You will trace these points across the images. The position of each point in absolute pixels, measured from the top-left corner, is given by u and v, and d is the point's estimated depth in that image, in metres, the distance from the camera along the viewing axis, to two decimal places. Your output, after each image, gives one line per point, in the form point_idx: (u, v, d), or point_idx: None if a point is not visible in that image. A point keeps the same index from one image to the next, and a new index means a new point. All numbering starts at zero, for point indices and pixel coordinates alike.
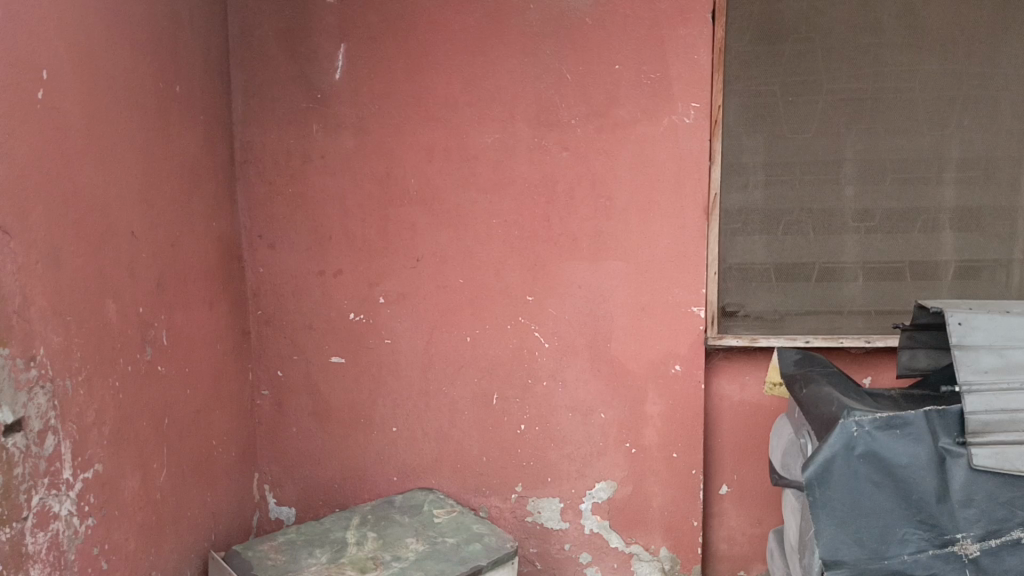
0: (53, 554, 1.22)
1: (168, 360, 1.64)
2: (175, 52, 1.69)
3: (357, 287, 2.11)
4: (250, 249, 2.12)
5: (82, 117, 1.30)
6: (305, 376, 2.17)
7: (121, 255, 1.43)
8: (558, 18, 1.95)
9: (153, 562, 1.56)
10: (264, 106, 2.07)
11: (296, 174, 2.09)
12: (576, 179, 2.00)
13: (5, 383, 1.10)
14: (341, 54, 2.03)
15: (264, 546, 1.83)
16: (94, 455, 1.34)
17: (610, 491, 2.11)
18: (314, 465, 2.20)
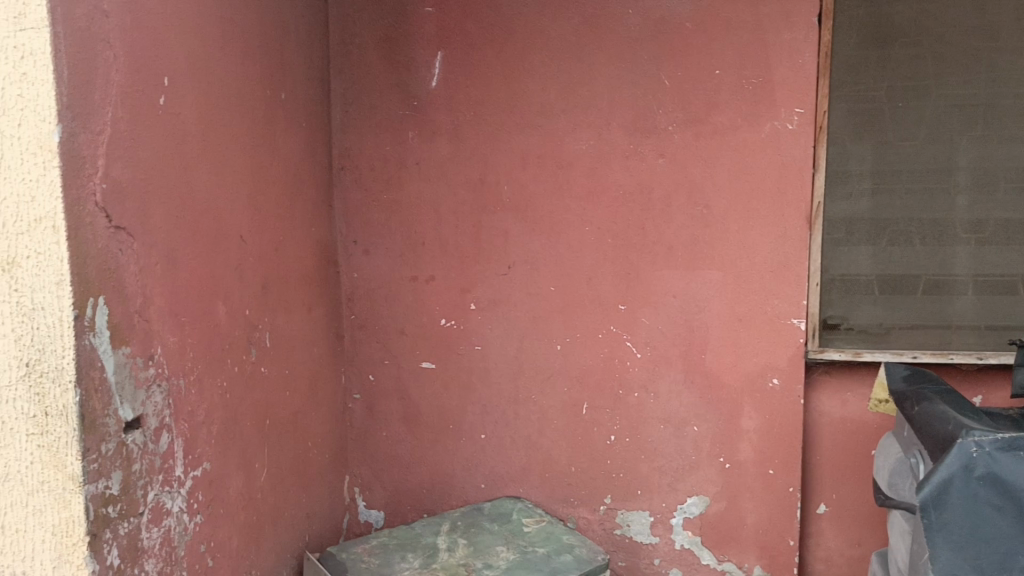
0: (166, 549, 1.25)
1: (270, 362, 1.68)
2: (281, 60, 1.73)
3: (449, 293, 2.12)
4: (345, 255, 2.16)
5: (198, 123, 1.33)
6: (396, 381, 2.18)
7: (230, 258, 1.46)
8: (658, 22, 1.92)
9: (252, 561, 1.59)
10: (363, 113, 2.10)
11: (392, 180, 2.11)
12: (672, 186, 1.96)
13: (126, 381, 1.13)
14: (438, 62, 2.05)
15: (358, 548, 1.86)
16: (203, 453, 1.37)
17: (702, 506, 2.05)
18: (403, 470, 2.22)
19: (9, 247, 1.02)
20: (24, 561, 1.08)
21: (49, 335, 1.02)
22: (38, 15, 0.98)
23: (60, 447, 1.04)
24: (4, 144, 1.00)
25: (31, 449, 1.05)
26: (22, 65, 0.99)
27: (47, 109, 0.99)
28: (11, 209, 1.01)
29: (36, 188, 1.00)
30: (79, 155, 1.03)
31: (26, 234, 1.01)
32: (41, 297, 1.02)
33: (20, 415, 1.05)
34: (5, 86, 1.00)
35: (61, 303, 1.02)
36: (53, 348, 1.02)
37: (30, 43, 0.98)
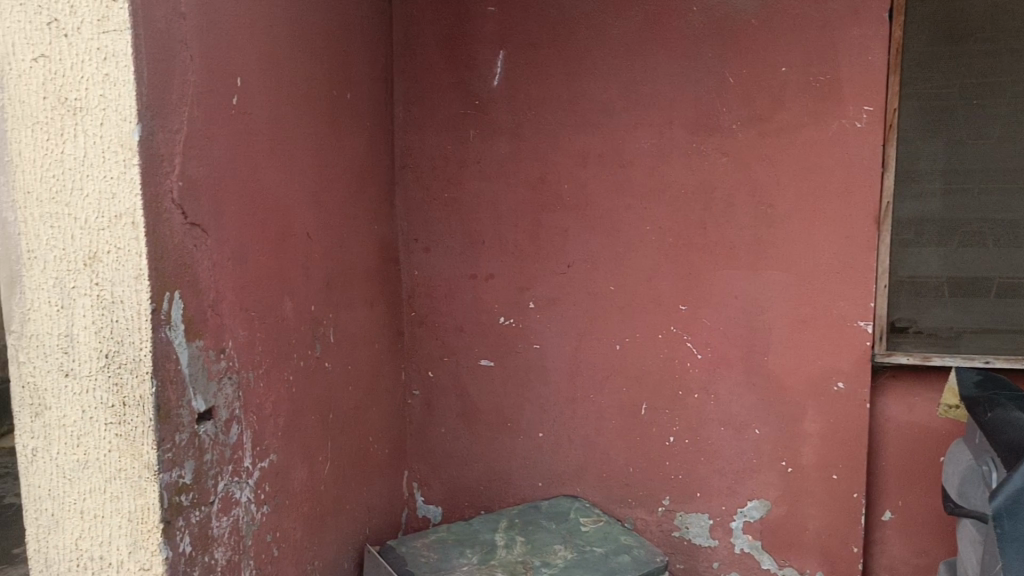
0: (234, 538, 1.28)
1: (333, 357, 1.71)
2: (346, 60, 1.76)
3: (509, 291, 2.12)
4: (406, 252, 2.18)
5: (268, 122, 1.36)
6: (455, 378, 2.20)
7: (296, 255, 1.49)
8: (722, 20, 1.90)
9: (315, 552, 1.62)
10: (424, 112, 2.12)
11: (453, 179, 2.12)
12: (735, 185, 1.94)
13: (199, 373, 1.16)
14: (499, 61, 2.06)
15: (417, 543, 1.88)
16: (269, 445, 1.40)
17: (763, 510, 2.02)
18: (461, 466, 2.23)
19: (92, 242, 1.05)
20: (101, 546, 1.11)
21: (128, 327, 1.06)
22: (120, 18, 1.01)
23: (136, 436, 1.07)
24: (87, 143, 1.04)
25: (109, 437, 1.09)
26: (104, 66, 1.02)
27: (127, 109, 1.02)
28: (94, 205, 1.05)
29: (117, 185, 1.04)
30: (157, 153, 1.06)
31: (107, 230, 1.05)
32: (121, 291, 1.05)
33: (99, 404, 1.08)
34: (88, 86, 1.03)
35: (140, 297, 1.05)
36: (132, 340, 1.06)
37: (112, 45, 1.02)
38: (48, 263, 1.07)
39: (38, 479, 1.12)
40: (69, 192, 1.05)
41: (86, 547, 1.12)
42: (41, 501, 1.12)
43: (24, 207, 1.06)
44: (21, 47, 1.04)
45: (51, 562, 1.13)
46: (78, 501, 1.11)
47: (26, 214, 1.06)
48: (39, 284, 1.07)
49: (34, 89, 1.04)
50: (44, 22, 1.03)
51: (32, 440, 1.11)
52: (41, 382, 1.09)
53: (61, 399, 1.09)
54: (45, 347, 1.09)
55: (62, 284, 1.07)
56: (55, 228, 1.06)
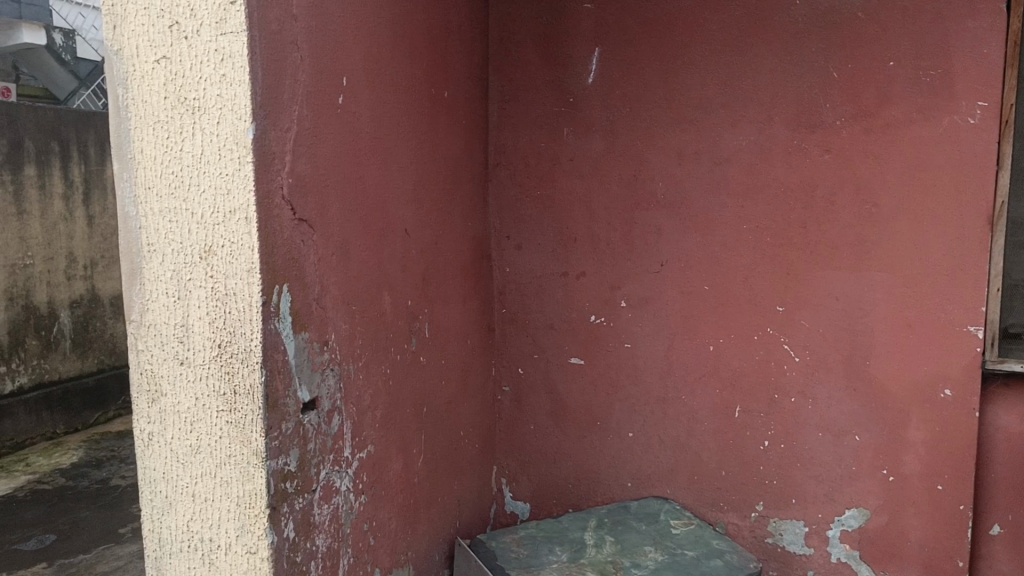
0: (334, 526, 1.31)
1: (428, 352, 1.73)
2: (445, 58, 1.78)
3: (601, 289, 2.12)
4: (498, 250, 2.20)
5: (371, 120, 1.39)
6: (545, 375, 2.21)
7: (395, 251, 1.52)
8: (827, 13, 1.84)
9: (409, 543, 1.65)
10: (518, 110, 2.14)
11: (546, 176, 2.13)
12: (838, 183, 1.88)
13: (304, 364, 1.20)
14: (595, 58, 2.05)
15: (507, 538, 1.91)
16: (368, 437, 1.43)
17: (861, 519, 1.96)
18: (550, 463, 2.24)
19: (207, 236, 1.10)
20: (211, 528, 1.16)
21: (240, 319, 1.10)
22: (237, 20, 1.05)
23: (246, 424, 1.11)
24: (204, 141, 1.08)
25: (221, 424, 1.13)
26: (222, 67, 1.06)
27: (243, 107, 1.06)
28: (209, 201, 1.09)
29: (232, 181, 1.08)
30: (269, 151, 1.10)
31: (222, 225, 1.09)
32: (234, 283, 1.09)
33: (212, 392, 1.13)
34: (206, 86, 1.07)
35: (251, 289, 1.09)
36: (243, 331, 1.10)
37: (229, 46, 1.05)
38: (167, 255, 1.12)
39: (154, 462, 1.18)
40: (187, 188, 1.10)
41: (197, 528, 1.17)
42: (155, 483, 1.18)
43: (145, 202, 1.11)
44: (145, 50, 1.09)
45: (164, 541, 1.19)
46: (190, 484, 1.16)
47: (147, 209, 1.12)
48: (159, 276, 1.13)
49: (156, 90, 1.10)
50: (166, 25, 1.09)
51: (149, 424, 1.17)
52: (158, 369, 1.15)
53: (176, 386, 1.14)
54: (162, 335, 1.14)
55: (179, 276, 1.12)
56: (174, 223, 1.11)
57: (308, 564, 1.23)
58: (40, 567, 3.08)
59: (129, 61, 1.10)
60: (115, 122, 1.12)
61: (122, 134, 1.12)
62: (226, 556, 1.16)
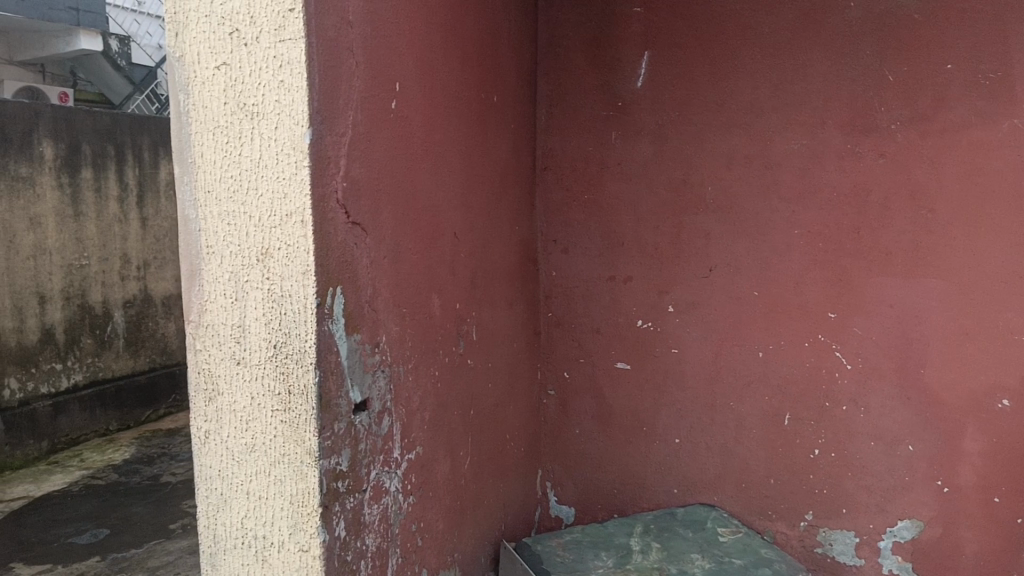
0: (384, 525, 1.33)
1: (475, 354, 1.74)
2: (495, 63, 1.79)
3: (648, 294, 2.11)
4: (545, 253, 2.21)
5: (422, 124, 1.40)
6: (591, 379, 2.20)
7: (445, 254, 1.53)
8: (882, 15, 1.82)
9: (455, 545, 1.66)
10: (567, 114, 2.14)
11: (593, 181, 2.13)
12: (892, 188, 1.84)
13: (356, 365, 1.21)
14: (644, 62, 2.04)
15: (552, 542, 1.92)
16: (416, 438, 1.44)
17: (915, 531, 1.92)
18: (595, 468, 2.23)
19: (264, 239, 1.12)
20: (264, 525, 1.18)
21: (295, 320, 1.12)
22: (296, 27, 1.07)
23: (300, 423, 1.14)
24: (263, 146, 1.11)
25: (275, 424, 1.15)
26: (281, 73, 1.08)
27: (301, 113, 1.08)
28: (267, 204, 1.11)
29: (289, 185, 1.10)
30: (325, 155, 1.11)
31: (279, 227, 1.11)
32: (290, 285, 1.12)
33: (267, 392, 1.15)
34: (265, 92, 1.10)
35: (307, 291, 1.11)
36: (299, 332, 1.12)
37: (288, 53, 1.07)
38: (225, 257, 1.15)
39: (209, 460, 1.20)
40: (245, 192, 1.13)
41: (250, 526, 1.19)
42: (211, 480, 1.21)
43: (205, 205, 1.14)
44: (206, 56, 1.12)
45: (219, 538, 1.21)
46: (244, 482, 1.18)
47: (206, 211, 1.14)
48: (216, 277, 1.15)
49: (216, 95, 1.12)
50: (227, 32, 1.11)
51: (206, 422, 1.19)
52: (215, 369, 1.18)
53: (232, 385, 1.17)
54: (219, 336, 1.17)
55: (237, 278, 1.14)
56: (232, 225, 1.14)
57: (358, 562, 1.24)
58: (94, 560, 3.16)
59: (191, 67, 1.13)
60: (176, 126, 1.15)
61: (183, 138, 1.15)
62: (279, 553, 1.18)
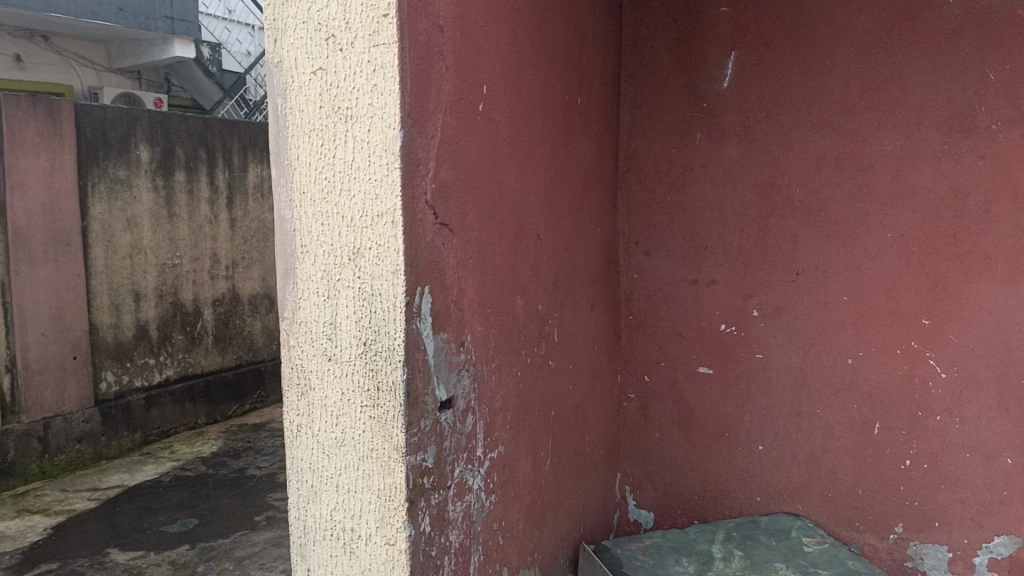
0: (467, 523, 1.34)
1: (557, 356, 1.75)
2: (580, 64, 1.79)
3: (732, 298, 2.08)
4: (626, 256, 2.20)
5: (508, 127, 1.42)
6: (672, 383, 2.18)
7: (528, 256, 1.54)
8: (984, 11, 1.75)
9: (535, 545, 1.66)
10: (651, 115, 2.13)
11: (677, 182, 2.11)
12: (992, 190, 1.77)
13: (442, 364, 1.23)
14: (730, 63, 2.02)
15: (633, 546, 1.91)
16: (499, 437, 1.46)
17: (1012, 547, 1.84)
18: (675, 473, 2.21)
19: (356, 238, 1.16)
20: (352, 518, 1.22)
21: (385, 318, 1.15)
22: (389, 32, 1.09)
23: (388, 420, 1.16)
24: (356, 148, 1.14)
25: (364, 419, 1.19)
26: (374, 77, 1.11)
27: (392, 115, 1.11)
28: (359, 206, 1.15)
29: (380, 187, 1.13)
30: (416, 157, 1.13)
31: (370, 228, 1.14)
32: (379, 284, 1.15)
33: (356, 387, 1.19)
34: (358, 96, 1.13)
35: (396, 290, 1.13)
36: (387, 330, 1.15)
37: (381, 57, 1.10)
38: (319, 257, 1.20)
39: (302, 452, 1.26)
40: (338, 193, 1.17)
41: (339, 518, 1.23)
42: (302, 472, 1.26)
43: (300, 206, 1.19)
44: (303, 62, 1.17)
45: (309, 528, 1.26)
46: (334, 475, 1.23)
47: (301, 212, 1.20)
48: (310, 276, 1.20)
49: (312, 99, 1.17)
50: (323, 38, 1.15)
51: (298, 416, 1.25)
52: (307, 364, 1.23)
53: (324, 380, 1.21)
54: (312, 332, 1.22)
55: (329, 277, 1.19)
56: (326, 226, 1.18)
57: (442, 558, 1.26)
58: (184, 548, 3.29)
59: (289, 73, 1.18)
60: (274, 130, 1.21)
61: (281, 142, 1.20)
62: (366, 546, 1.21)
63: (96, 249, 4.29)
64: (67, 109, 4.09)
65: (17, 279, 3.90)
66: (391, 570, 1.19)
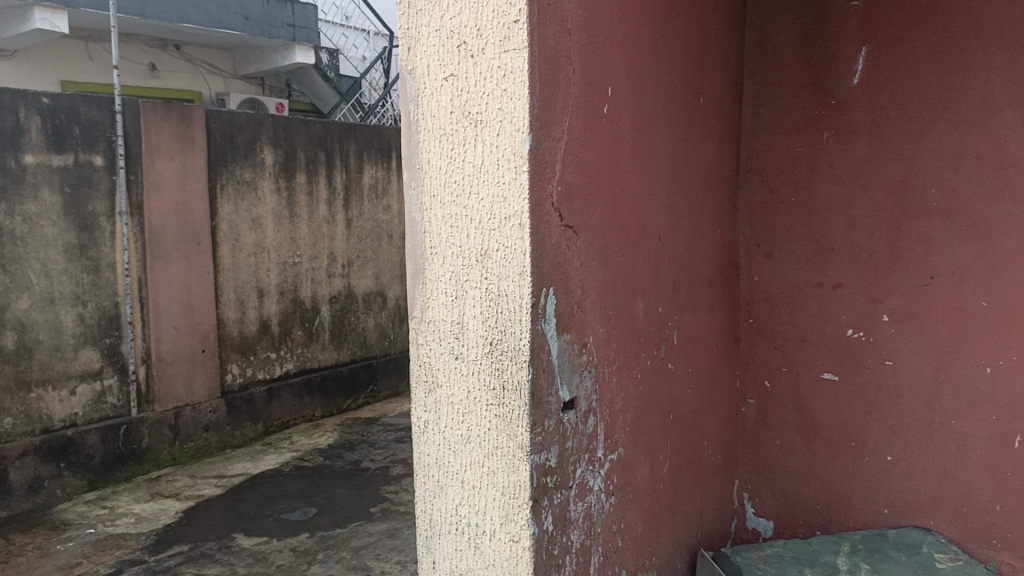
0: (587, 524, 1.35)
1: (676, 358, 1.73)
2: (702, 63, 1.77)
3: (860, 302, 2.00)
4: (747, 258, 2.16)
5: (631, 128, 1.41)
6: (794, 389, 2.12)
7: (648, 258, 1.53)
8: None
9: (653, 550, 1.65)
10: (775, 114, 2.08)
11: (802, 182, 2.05)
12: None
13: (565, 365, 1.24)
14: (861, 58, 1.95)
15: (753, 555, 1.89)
16: (618, 439, 1.46)
17: None
18: (796, 482, 2.15)
19: (484, 240, 1.19)
20: (477, 514, 1.25)
21: (511, 319, 1.17)
22: (520, 37, 1.11)
23: (513, 419, 1.19)
24: (486, 152, 1.17)
25: (490, 417, 1.21)
26: (505, 82, 1.13)
27: (521, 120, 1.13)
28: (488, 208, 1.18)
29: (508, 190, 1.15)
30: (544, 160, 1.15)
31: (498, 230, 1.17)
32: (506, 285, 1.17)
33: (483, 386, 1.22)
34: (488, 100, 1.16)
35: (522, 291, 1.15)
36: (514, 330, 1.17)
37: (512, 63, 1.12)
38: (447, 258, 1.24)
39: (428, 448, 1.30)
40: (467, 196, 1.20)
41: (465, 513, 1.27)
42: (429, 467, 1.30)
43: (430, 209, 1.24)
44: (435, 69, 1.21)
45: (435, 522, 1.31)
46: (459, 471, 1.26)
47: (431, 215, 1.24)
48: (439, 276, 1.25)
49: (444, 105, 1.21)
50: (455, 45, 1.19)
51: (425, 412, 1.30)
52: (434, 362, 1.27)
53: (451, 378, 1.25)
54: (439, 331, 1.26)
55: (458, 278, 1.23)
56: (454, 228, 1.22)
57: (564, 557, 1.27)
58: (305, 536, 3.42)
59: (421, 79, 1.23)
60: (406, 136, 1.26)
61: (412, 146, 1.25)
62: (490, 542, 1.24)
63: (224, 248, 4.52)
64: (198, 114, 4.31)
65: (153, 275, 4.15)
66: (515, 566, 1.21)
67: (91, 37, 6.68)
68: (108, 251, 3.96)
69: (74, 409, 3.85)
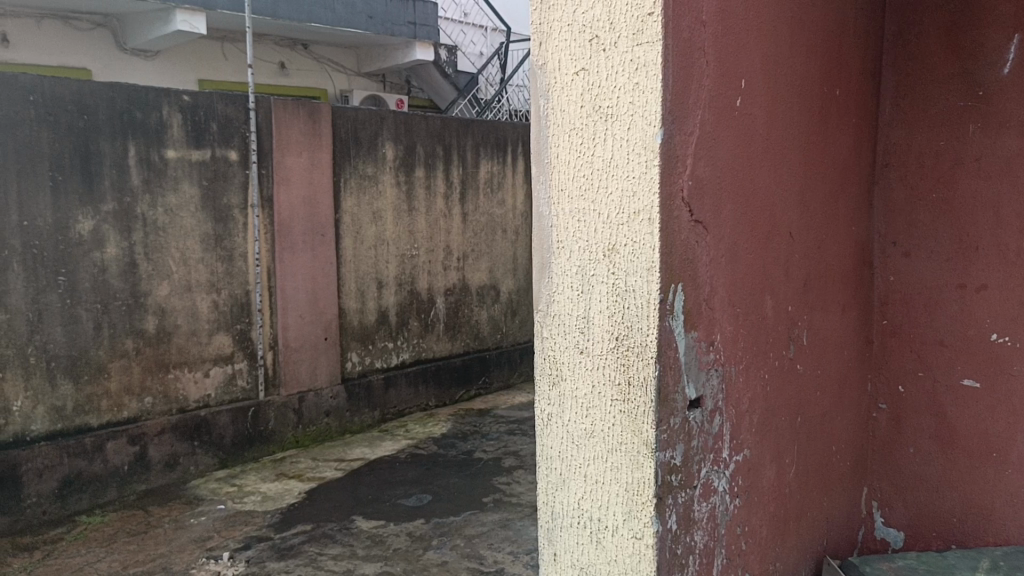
0: (711, 524, 1.33)
1: (805, 360, 1.68)
2: (839, 54, 1.70)
3: (1006, 305, 1.88)
4: (882, 257, 2.07)
5: (763, 122, 1.37)
6: (930, 396, 2.02)
7: (779, 256, 1.49)
8: None
9: (776, 556, 1.61)
10: (916, 106, 1.98)
11: (944, 178, 1.95)
12: None
13: (692, 362, 1.22)
14: (1012, 47, 1.83)
15: (883, 565, 1.81)
16: (744, 441, 1.42)
17: None
18: (931, 493, 2.04)
19: (612, 235, 1.19)
20: (599, 509, 1.25)
21: (639, 314, 1.16)
22: (653, 31, 1.10)
23: (638, 415, 1.18)
24: (616, 146, 1.17)
25: (614, 413, 1.21)
26: (638, 76, 1.13)
27: (653, 114, 1.11)
28: (617, 203, 1.17)
29: (638, 184, 1.14)
30: (675, 155, 1.13)
31: (627, 225, 1.17)
32: (634, 280, 1.16)
33: (608, 381, 1.22)
34: (620, 95, 1.15)
35: (650, 286, 1.14)
36: (641, 326, 1.16)
37: (644, 56, 1.11)
38: (575, 252, 1.24)
39: (552, 440, 1.31)
40: (596, 191, 1.20)
41: (587, 507, 1.27)
42: (552, 460, 1.32)
43: (558, 204, 1.25)
44: (566, 64, 1.22)
45: (557, 514, 1.32)
46: (582, 465, 1.27)
47: (560, 209, 1.25)
48: (566, 271, 1.26)
49: (574, 100, 1.22)
50: (587, 39, 1.19)
51: (549, 406, 1.31)
52: (559, 356, 1.28)
53: (575, 373, 1.26)
54: (565, 325, 1.27)
55: (584, 272, 1.23)
56: (582, 222, 1.23)
57: (687, 557, 1.26)
58: (420, 522, 3.51)
59: (552, 74, 1.24)
60: (538, 131, 1.27)
61: (543, 142, 1.27)
62: (613, 537, 1.24)
63: (347, 240, 4.68)
64: (325, 111, 4.47)
65: (281, 266, 4.34)
66: (637, 563, 1.21)
67: (226, 38, 7.03)
68: (241, 241, 4.17)
69: (208, 391, 4.07)
